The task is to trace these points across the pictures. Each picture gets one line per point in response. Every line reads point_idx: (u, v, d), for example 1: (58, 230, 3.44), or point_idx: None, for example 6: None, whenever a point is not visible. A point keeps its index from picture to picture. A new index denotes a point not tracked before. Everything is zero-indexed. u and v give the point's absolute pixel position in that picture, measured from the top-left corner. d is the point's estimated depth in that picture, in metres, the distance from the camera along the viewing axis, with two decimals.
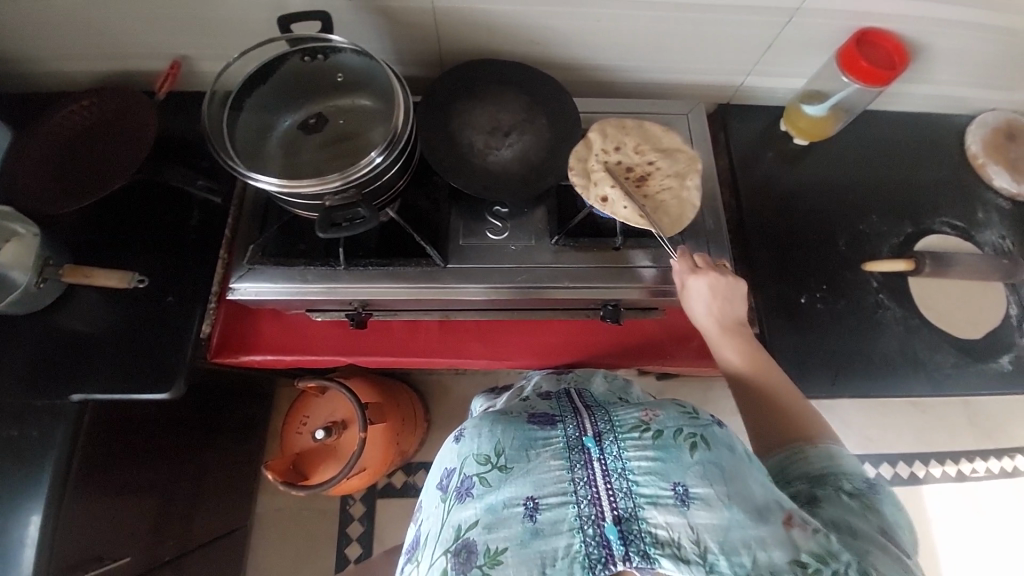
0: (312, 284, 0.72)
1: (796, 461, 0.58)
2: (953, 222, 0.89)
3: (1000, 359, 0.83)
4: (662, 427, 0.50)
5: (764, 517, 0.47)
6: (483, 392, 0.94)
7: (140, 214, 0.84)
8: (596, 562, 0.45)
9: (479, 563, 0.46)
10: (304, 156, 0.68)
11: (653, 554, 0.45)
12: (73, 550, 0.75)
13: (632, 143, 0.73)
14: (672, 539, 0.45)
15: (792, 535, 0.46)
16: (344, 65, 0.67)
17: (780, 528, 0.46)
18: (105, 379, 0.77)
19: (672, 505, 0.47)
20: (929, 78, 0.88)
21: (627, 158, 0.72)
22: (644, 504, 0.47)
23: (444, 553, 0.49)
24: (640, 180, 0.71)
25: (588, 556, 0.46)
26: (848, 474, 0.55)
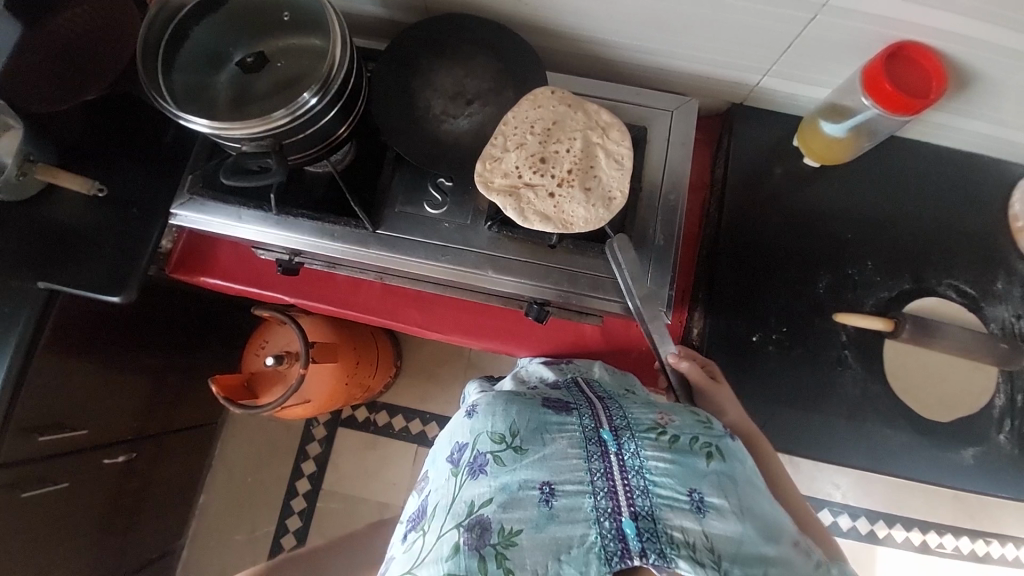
0: (248, 224, 0.74)
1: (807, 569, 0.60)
2: (962, 286, 0.77)
3: (964, 449, 0.74)
4: (679, 434, 0.59)
5: (772, 536, 0.55)
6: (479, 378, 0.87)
7: (119, 127, 0.88)
8: (613, 554, 0.52)
9: (493, 540, 0.54)
10: (252, 97, 0.67)
11: (670, 554, 0.51)
12: (32, 414, 0.85)
13: (534, 133, 0.68)
14: (688, 542, 0.53)
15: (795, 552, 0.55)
16: (295, 4, 0.66)
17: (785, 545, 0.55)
18: (68, 273, 0.82)
19: (688, 510, 0.55)
20: (986, 114, 0.74)
21: (529, 150, 0.67)
22: (662, 505, 0.55)
23: (456, 526, 0.56)
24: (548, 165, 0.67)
25: (605, 548, 0.53)
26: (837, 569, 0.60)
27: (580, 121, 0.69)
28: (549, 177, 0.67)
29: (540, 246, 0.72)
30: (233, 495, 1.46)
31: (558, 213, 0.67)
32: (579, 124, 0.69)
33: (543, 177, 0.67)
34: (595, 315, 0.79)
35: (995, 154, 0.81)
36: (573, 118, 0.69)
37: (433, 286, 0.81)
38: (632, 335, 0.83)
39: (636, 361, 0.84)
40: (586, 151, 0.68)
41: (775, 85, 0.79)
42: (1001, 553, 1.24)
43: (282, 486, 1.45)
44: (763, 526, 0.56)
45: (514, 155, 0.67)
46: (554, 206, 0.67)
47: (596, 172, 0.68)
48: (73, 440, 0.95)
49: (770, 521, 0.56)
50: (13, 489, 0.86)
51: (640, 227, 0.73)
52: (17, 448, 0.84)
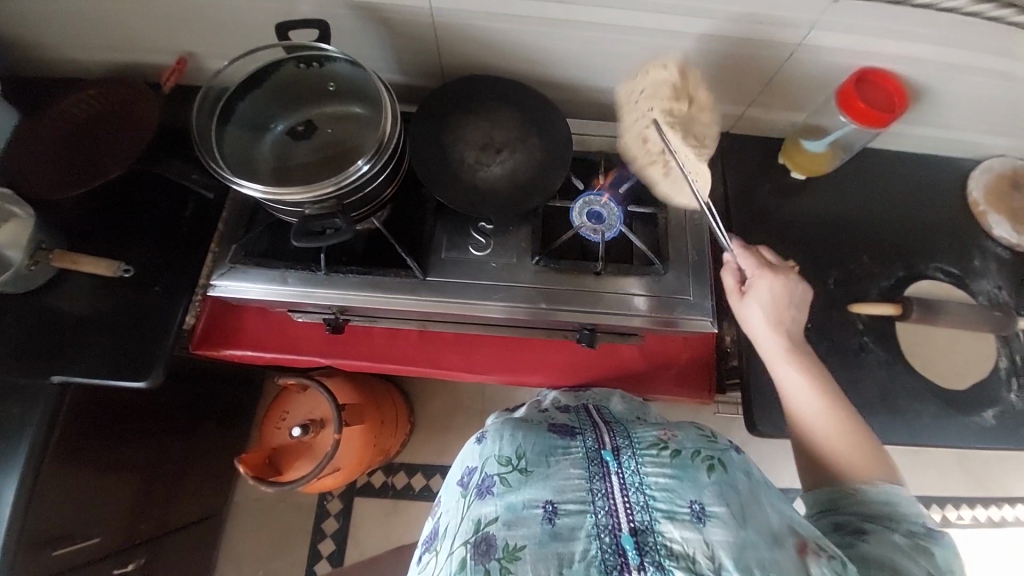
0: (291, 287, 0.73)
1: (846, 496, 0.58)
2: (946, 268, 0.88)
3: (984, 413, 0.81)
4: (680, 447, 0.56)
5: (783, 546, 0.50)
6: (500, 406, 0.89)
7: (134, 204, 0.86)
8: (613, 568, 0.49)
9: (497, 556, 0.50)
10: (296, 162, 0.69)
11: (667, 565, 0.48)
12: (44, 528, 0.76)
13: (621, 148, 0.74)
14: (687, 553, 0.49)
15: (805, 560, 0.49)
16: (338, 74, 0.68)
17: (793, 553, 0.49)
18: (86, 362, 0.77)
19: (688, 521, 0.50)
20: (935, 120, 0.87)
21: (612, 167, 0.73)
22: (661, 518, 0.51)
23: (463, 544, 0.53)
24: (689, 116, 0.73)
25: (605, 562, 0.49)
26: (905, 516, 0.55)
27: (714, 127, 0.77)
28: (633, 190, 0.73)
29: (585, 274, 0.76)
30: None
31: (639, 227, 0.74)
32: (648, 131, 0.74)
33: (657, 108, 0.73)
34: (639, 334, 0.83)
35: (944, 154, 0.95)
36: (705, 114, 0.76)
37: (478, 327, 0.82)
38: (670, 351, 0.88)
39: (676, 376, 0.87)
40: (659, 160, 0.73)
41: (758, 112, 0.90)
42: (1014, 516, 1.31)
43: (299, 574, 1.33)
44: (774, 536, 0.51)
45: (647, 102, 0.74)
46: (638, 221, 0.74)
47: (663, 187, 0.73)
48: (82, 553, 0.86)
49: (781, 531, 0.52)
50: None
51: (672, 246, 0.79)
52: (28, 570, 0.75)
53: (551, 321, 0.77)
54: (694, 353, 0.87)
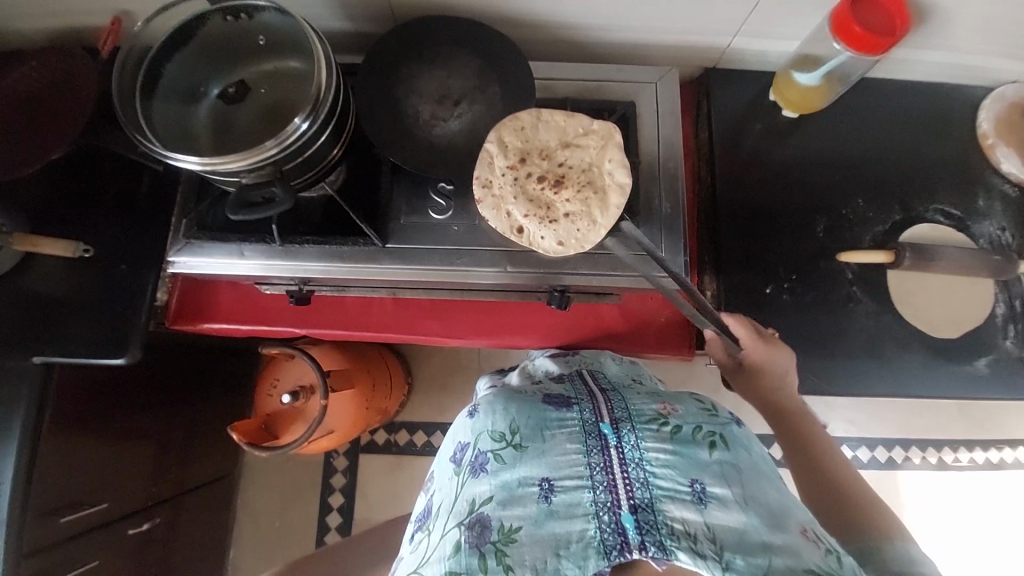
0: (250, 260, 0.72)
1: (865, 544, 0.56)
2: (948, 209, 0.82)
3: (977, 361, 0.78)
4: (680, 424, 0.60)
5: (779, 524, 0.53)
6: (492, 371, 0.90)
7: (92, 181, 0.84)
8: (611, 548, 0.51)
9: (493, 537, 0.54)
10: (235, 128, 0.65)
11: (670, 545, 0.49)
12: (49, 497, 0.81)
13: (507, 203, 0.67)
14: (688, 533, 0.50)
15: (805, 545, 0.51)
16: (268, 25, 0.64)
17: (796, 535, 0.52)
18: (64, 342, 0.78)
19: (689, 501, 0.53)
20: (944, 43, 0.78)
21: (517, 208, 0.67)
22: (662, 497, 0.53)
23: (459, 525, 0.56)
24: (557, 184, 0.67)
25: (604, 542, 0.52)
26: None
27: (590, 162, 0.68)
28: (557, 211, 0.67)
29: None
30: (263, 544, 1.41)
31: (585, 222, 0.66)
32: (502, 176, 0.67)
33: (524, 178, 0.67)
34: (614, 293, 0.80)
35: (955, 81, 0.85)
36: (579, 159, 0.68)
37: (449, 292, 0.80)
38: (650, 308, 0.85)
39: (658, 333, 0.85)
40: (532, 193, 0.68)
41: (747, 44, 0.82)
42: (1012, 456, 1.31)
43: (312, 525, 1.42)
44: (771, 512, 0.54)
45: (508, 169, 0.67)
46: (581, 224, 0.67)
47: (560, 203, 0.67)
48: (94, 517, 0.91)
49: (777, 509, 0.54)
50: None
51: (645, 200, 0.74)
52: (40, 534, 0.80)
53: (520, 284, 0.75)
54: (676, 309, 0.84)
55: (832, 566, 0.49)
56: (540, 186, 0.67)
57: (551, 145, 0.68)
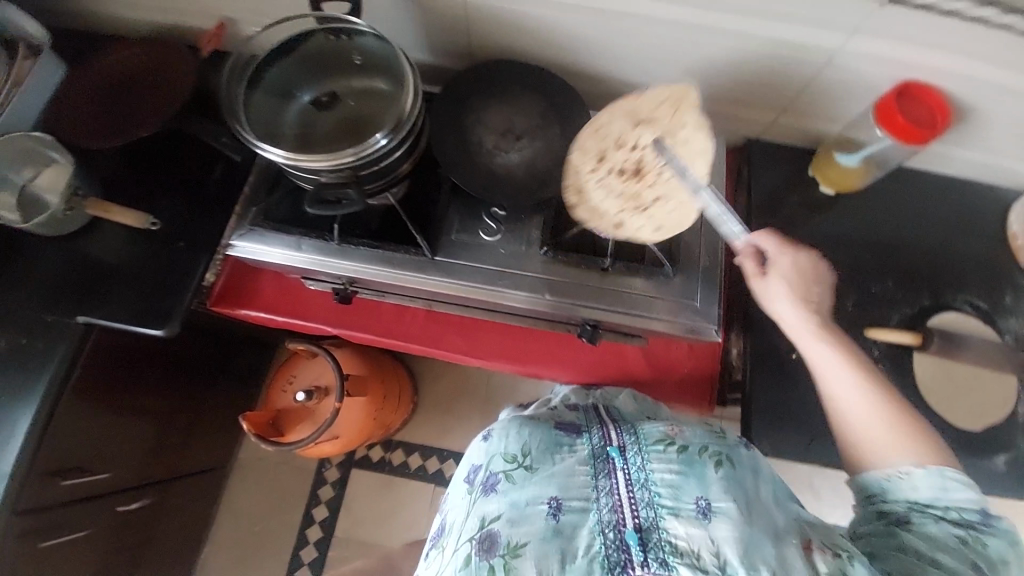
0: (305, 254, 0.75)
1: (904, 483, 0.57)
2: (975, 301, 0.84)
3: (998, 456, 0.78)
4: (687, 443, 0.59)
5: (780, 538, 0.53)
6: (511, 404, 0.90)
7: (168, 162, 0.89)
8: (615, 564, 0.52)
9: (501, 552, 0.54)
10: (317, 133, 0.71)
11: (671, 562, 0.52)
12: (57, 455, 0.81)
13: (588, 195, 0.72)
14: (692, 550, 0.52)
15: (813, 559, 0.52)
16: (366, 48, 0.70)
17: (800, 550, 0.52)
18: (109, 307, 0.81)
19: (693, 517, 0.54)
20: (979, 145, 0.83)
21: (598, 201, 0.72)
22: (665, 515, 0.55)
23: (469, 540, 0.57)
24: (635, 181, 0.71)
25: (608, 557, 0.53)
26: (958, 504, 0.56)
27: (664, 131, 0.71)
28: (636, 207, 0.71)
29: (593, 270, 0.75)
30: (240, 546, 1.37)
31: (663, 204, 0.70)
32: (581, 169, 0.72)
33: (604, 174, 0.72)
34: (642, 336, 0.82)
35: (987, 183, 0.90)
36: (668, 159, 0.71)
37: (482, 312, 0.82)
38: (674, 356, 0.86)
39: (679, 383, 0.86)
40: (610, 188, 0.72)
41: (792, 122, 0.88)
42: None
43: (293, 534, 1.38)
44: (775, 530, 0.54)
45: (593, 170, 0.72)
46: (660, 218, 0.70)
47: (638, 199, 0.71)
48: (91, 486, 0.91)
49: (781, 526, 0.54)
50: (32, 538, 0.81)
51: (685, 251, 0.77)
52: (40, 493, 0.80)
53: (554, 314, 0.77)
54: (699, 362, 0.86)
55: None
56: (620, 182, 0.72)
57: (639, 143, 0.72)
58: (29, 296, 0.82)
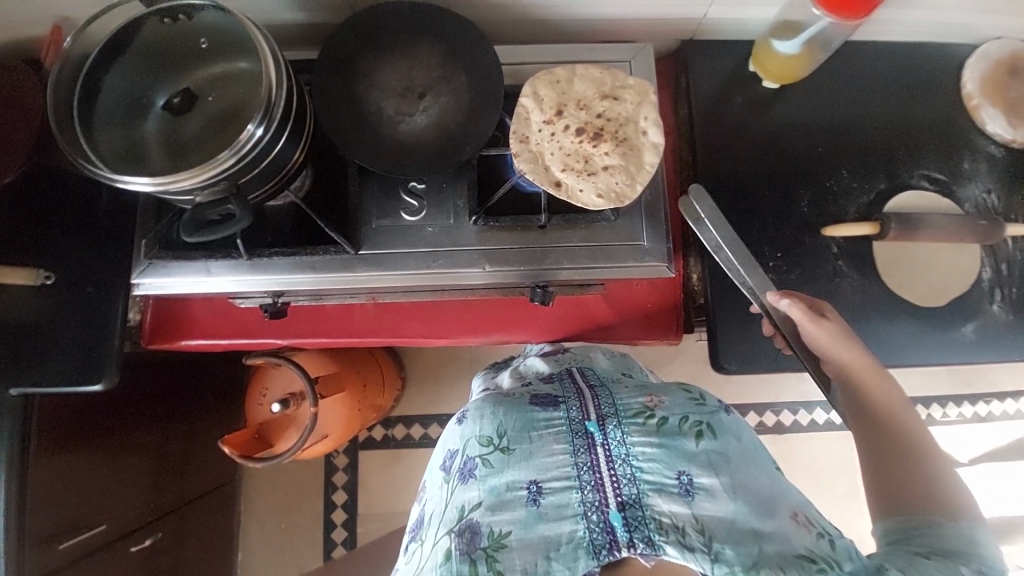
0: (218, 276, 0.70)
1: (921, 531, 0.54)
2: (933, 174, 0.80)
3: (965, 327, 0.78)
4: (667, 417, 0.59)
5: (767, 512, 0.55)
6: (485, 368, 0.87)
7: (48, 205, 0.79)
8: (600, 547, 0.52)
9: (483, 543, 0.54)
10: (186, 141, 0.62)
11: (657, 540, 0.51)
12: (47, 522, 0.79)
13: (541, 128, 0.66)
14: (677, 526, 0.52)
15: (795, 526, 0.55)
16: (210, 26, 0.61)
17: (779, 521, 0.55)
18: (37, 372, 0.74)
19: (677, 494, 0.54)
20: (926, 2, 0.75)
21: (556, 158, 0.66)
22: (649, 491, 0.54)
23: (449, 533, 0.56)
24: (596, 137, 0.66)
25: (593, 542, 0.52)
26: (983, 559, 0.52)
27: (608, 87, 0.68)
28: (597, 162, 0.66)
29: (530, 228, 0.70)
30: (270, 547, 1.42)
31: (625, 159, 0.66)
32: (536, 131, 0.66)
33: (561, 131, 0.66)
34: (599, 283, 0.78)
35: (936, 40, 0.82)
36: (625, 105, 0.67)
37: (429, 293, 0.78)
38: (635, 293, 0.83)
39: (645, 321, 0.83)
40: (571, 146, 0.66)
41: (723, 13, 0.78)
42: (1001, 409, 1.30)
43: (316, 525, 1.43)
44: (759, 501, 0.56)
45: (545, 124, 0.66)
46: (627, 171, 0.65)
47: (596, 153, 0.66)
48: (92, 540, 0.89)
49: (768, 496, 0.57)
50: None
51: None
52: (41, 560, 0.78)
53: (498, 283, 0.73)
54: (662, 294, 0.83)
55: (823, 549, 0.53)
56: (578, 139, 0.66)
57: (589, 95, 0.67)
58: None
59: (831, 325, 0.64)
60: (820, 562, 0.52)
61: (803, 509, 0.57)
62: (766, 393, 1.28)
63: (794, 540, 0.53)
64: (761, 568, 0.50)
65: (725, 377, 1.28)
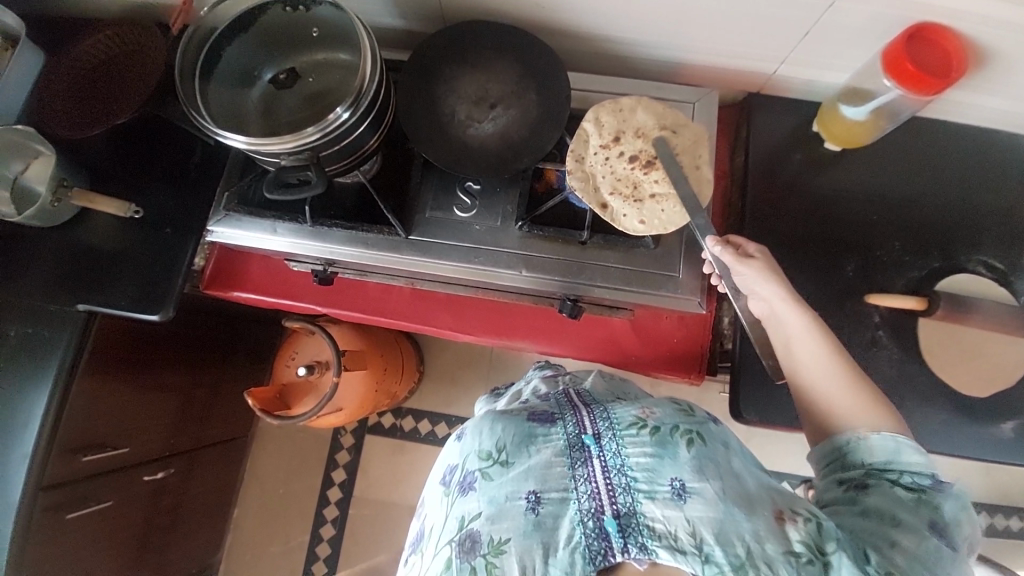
0: (281, 237, 0.77)
1: (849, 450, 0.58)
2: (991, 262, 0.78)
3: (1004, 424, 0.75)
4: (660, 424, 0.57)
5: (753, 509, 0.53)
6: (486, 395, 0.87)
7: (152, 151, 0.90)
8: (597, 553, 0.52)
9: (483, 551, 0.54)
10: (282, 114, 0.70)
11: (651, 545, 0.51)
12: (79, 434, 0.87)
13: (596, 150, 0.71)
14: (670, 532, 0.52)
15: (784, 529, 0.52)
16: (323, 18, 0.68)
17: (771, 522, 0.52)
18: (107, 294, 0.83)
19: (669, 499, 0.53)
20: (1006, 91, 0.74)
21: (607, 180, 0.70)
22: (642, 499, 0.53)
23: (450, 541, 0.56)
24: (648, 166, 0.70)
25: (590, 547, 0.52)
26: (915, 471, 0.56)
27: (663, 119, 0.72)
28: (645, 188, 0.70)
29: (571, 242, 0.73)
30: (266, 508, 1.47)
31: (673, 191, 0.70)
32: (591, 151, 0.71)
33: (615, 156, 0.70)
34: (628, 308, 0.80)
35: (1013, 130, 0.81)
36: (680, 138, 0.71)
37: (464, 288, 0.82)
38: (663, 326, 0.84)
39: (668, 355, 0.84)
40: (622, 170, 0.70)
41: (794, 72, 0.80)
42: None
43: (312, 496, 1.47)
44: (749, 501, 0.54)
45: (601, 148, 0.71)
46: (675, 203, 0.69)
47: (645, 180, 0.70)
48: (112, 460, 0.96)
49: (752, 494, 0.55)
50: (60, 511, 0.87)
51: None
52: (63, 467, 0.85)
53: (532, 289, 0.76)
54: (689, 332, 0.83)
55: (812, 535, 0.52)
56: (630, 165, 0.70)
57: (649, 125, 0.71)
58: (35, 286, 0.83)
59: (756, 264, 0.65)
60: (814, 562, 0.50)
61: (788, 505, 0.54)
62: (783, 459, 1.24)
63: (786, 540, 0.51)
64: (750, 568, 0.50)
65: (741, 434, 1.25)
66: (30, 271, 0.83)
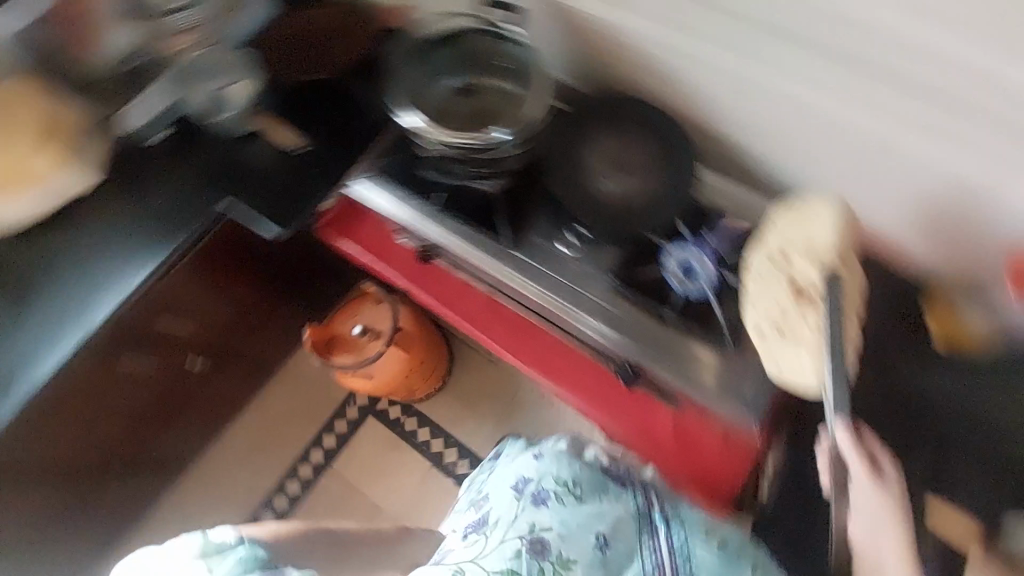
0: (409, 211, 0.88)
1: None
2: None
3: None
4: (728, 541, 0.74)
5: None
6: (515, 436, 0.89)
7: (331, 89, 0.96)
8: None
9: (551, 559, 0.70)
10: (456, 114, 0.86)
11: None
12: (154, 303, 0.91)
13: (760, 270, 0.72)
14: None
15: None
16: (512, 53, 0.88)
17: None
18: (245, 199, 0.89)
19: None
20: None
21: (760, 302, 0.71)
22: None
23: (518, 537, 0.72)
24: (806, 304, 0.68)
25: None
26: None
27: (849, 265, 0.68)
28: (799, 328, 0.68)
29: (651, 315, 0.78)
30: None
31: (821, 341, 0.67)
32: (757, 272, 0.72)
33: (777, 283, 0.70)
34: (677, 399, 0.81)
35: None
36: (848, 283, 0.67)
37: (533, 314, 0.86)
38: (704, 428, 0.83)
39: (700, 458, 0.82)
40: (781, 301, 0.70)
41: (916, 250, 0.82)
42: None
43: None
44: None
45: (764, 270, 0.72)
46: (818, 350, 0.67)
47: (806, 319, 0.68)
48: (169, 339, 1.01)
49: None
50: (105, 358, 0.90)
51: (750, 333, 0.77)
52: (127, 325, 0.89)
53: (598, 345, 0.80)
54: (728, 446, 0.81)
55: None
56: (790, 298, 0.69)
57: (826, 258, 0.67)
58: (190, 177, 0.91)
59: (878, 483, 0.67)
60: None
61: None
62: None
63: None
64: None
65: None
66: (190, 164, 0.92)
